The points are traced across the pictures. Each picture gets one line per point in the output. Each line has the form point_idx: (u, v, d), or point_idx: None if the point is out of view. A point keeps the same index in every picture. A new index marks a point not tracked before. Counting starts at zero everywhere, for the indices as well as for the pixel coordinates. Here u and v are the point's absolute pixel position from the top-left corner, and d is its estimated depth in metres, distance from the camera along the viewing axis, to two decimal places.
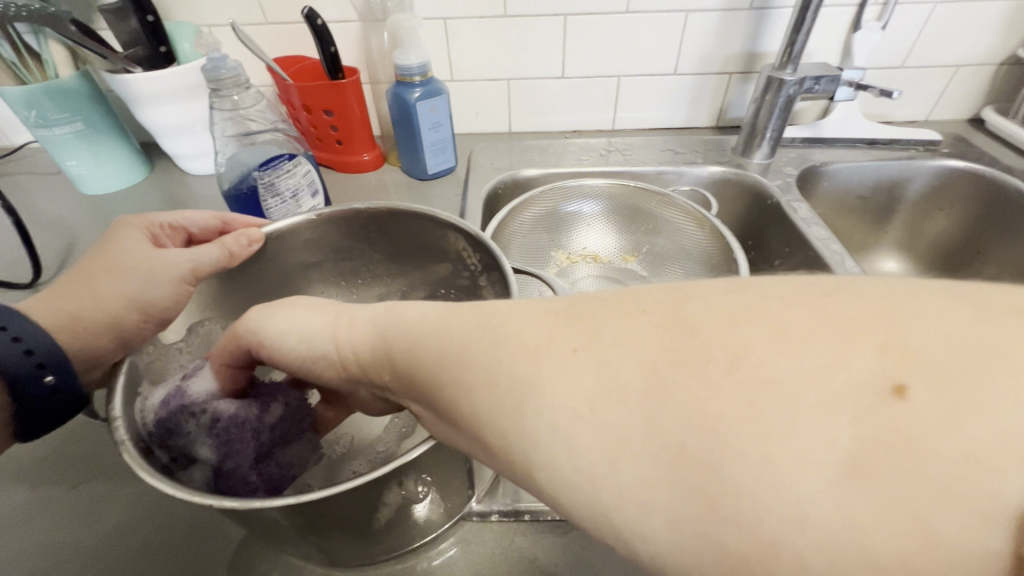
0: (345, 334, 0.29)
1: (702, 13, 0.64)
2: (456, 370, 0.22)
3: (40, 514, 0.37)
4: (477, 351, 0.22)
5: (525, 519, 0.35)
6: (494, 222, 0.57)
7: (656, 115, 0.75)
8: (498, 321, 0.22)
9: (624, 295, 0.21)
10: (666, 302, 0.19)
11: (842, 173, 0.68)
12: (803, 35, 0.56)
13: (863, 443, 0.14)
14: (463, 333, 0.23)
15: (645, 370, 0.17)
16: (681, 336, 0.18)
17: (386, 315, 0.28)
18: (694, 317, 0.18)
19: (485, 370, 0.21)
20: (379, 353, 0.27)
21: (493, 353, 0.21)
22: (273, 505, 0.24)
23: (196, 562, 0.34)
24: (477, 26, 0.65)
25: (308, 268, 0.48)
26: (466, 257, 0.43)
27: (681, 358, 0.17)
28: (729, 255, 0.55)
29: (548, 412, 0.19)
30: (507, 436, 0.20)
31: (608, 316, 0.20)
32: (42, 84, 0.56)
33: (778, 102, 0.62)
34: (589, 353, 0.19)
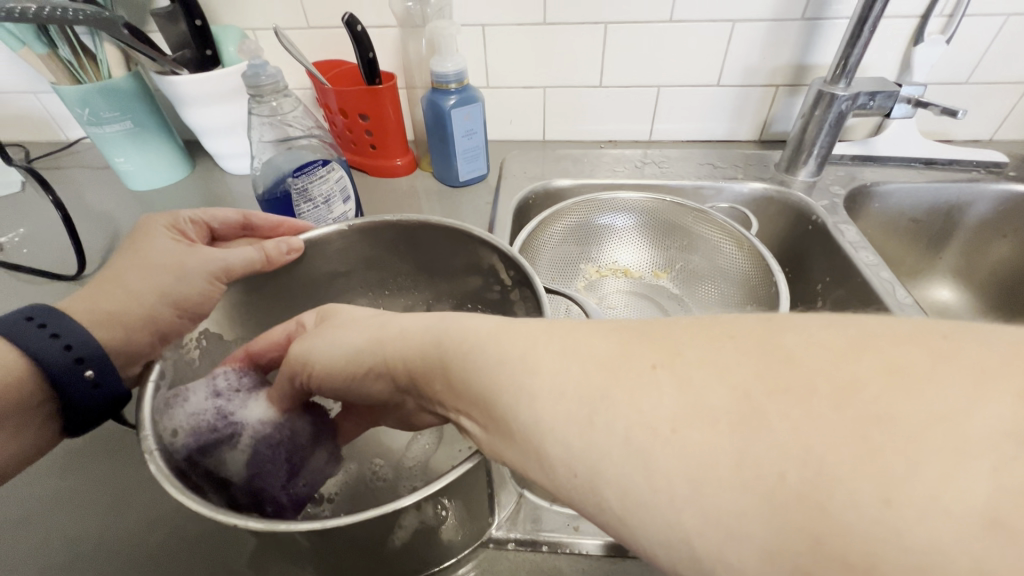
0: (390, 342, 0.29)
1: (749, 23, 0.61)
2: (518, 376, 0.21)
3: (76, 504, 0.38)
4: (541, 357, 0.21)
5: (543, 550, 0.34)
6: (523, 233, 0.56)
7: (695, 128, 0.72)
8: (571, 331, 0.22)
9: (698, 320, 0.20)
10: (769, 329, 0.18)
11: (894, 193, 0.64)
12: (860, 48, 0.53)
13: (1005, 493, 0.13)
14: (525, 341, 0.22)
15: (747, 393, 0.16)
16: (778, 363, 0.17)
17: (434, 323, 0.27)
18: (798, 346, 0.17)
19: (552, 376, 0.20)
20: (427, 365, 0.27)
21: (560, 362, 0.20)
22: (298, 527, 0.24)
23: (216, 568, 0.35)
24: (516, 33, 0.64)
25: (336, 278, 0.48)
26: (497, 272, 0.43)
27: (783, 386, 0.16)
28: (769, 277, 0.53)
29: (628, 427, 0.18)
30: (572, 450, 0.19)
31: (690, 336, 0.19)
32: (95, 85, 0.58)
33: (827, 118, 0.59)
34: (670, 369, 0.18)
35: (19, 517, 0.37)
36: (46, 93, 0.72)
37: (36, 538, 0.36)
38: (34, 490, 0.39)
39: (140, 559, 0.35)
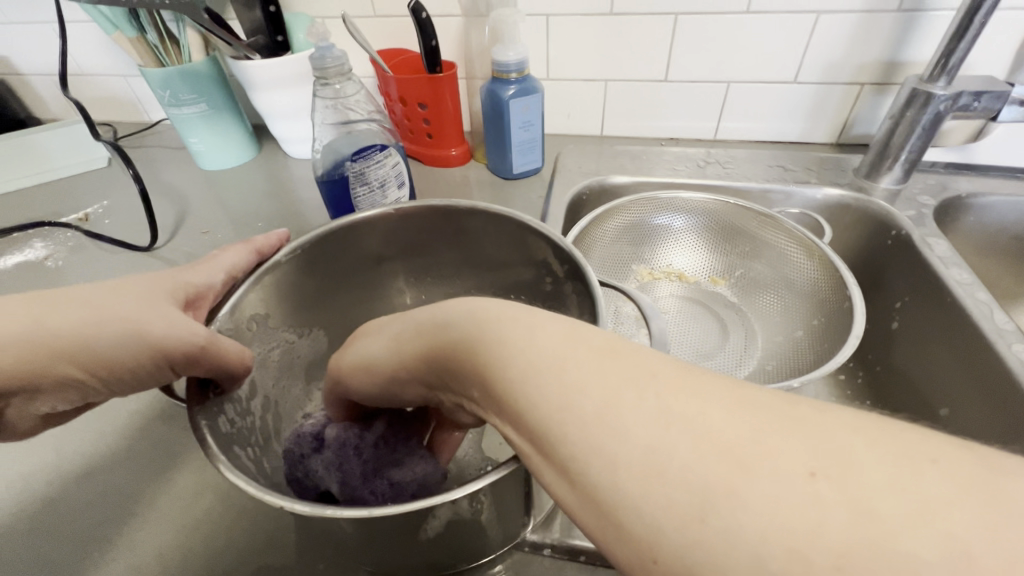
0: (458, 338, 0.27)
1: (837, 14, 0.57)
2: (620, 420, 0.19)
3: (143, 462, 0.41)
4: (655, 411, 0.19)
5: (581, 561, 0.33)
6: (575, 229, 0.54)
7: (766, 127, 0.68)
8: (696, 390, 0.19)
9: (864, 425, 0.18)
10: (958, 468, 0.16)
11: (993, 207, 0.58)
12: (967, 43, 0.48)
13: None
14: (637, 383, 0.20)
15: (936, 540, 0.14)
16: (968, 517, 0.15)
17: (516, 325, 0.25)
18: (1011, 503, 0.15)
19: (671, 436, 0.18)
20: (494, 372, 0.24)
21: (685, 425, 0.18)
22: (344, 513, 0.24)
23: (259, 537, 0.36)
24: (581, 24, 0.63)
25: (385, 262, 0.49)
26: (547, 264, 0.42)
27: (994, 547, 0.14)
28: (842, 291, 0.48)
29: (763, 537, 0.16)
30: (663, 532, 0.17)
31: (869, 448, 0.17)
32: (176, 67, 0.61)
33: (920, 120, 0.53)
34: (834, 484, 0.16)
35: (94, 470, 0.41)
36: (134, 76, 0.77)
37: (107, 490, 0.39)
38: (107, 445, 0.42)
39: (192, 521, 0.37)
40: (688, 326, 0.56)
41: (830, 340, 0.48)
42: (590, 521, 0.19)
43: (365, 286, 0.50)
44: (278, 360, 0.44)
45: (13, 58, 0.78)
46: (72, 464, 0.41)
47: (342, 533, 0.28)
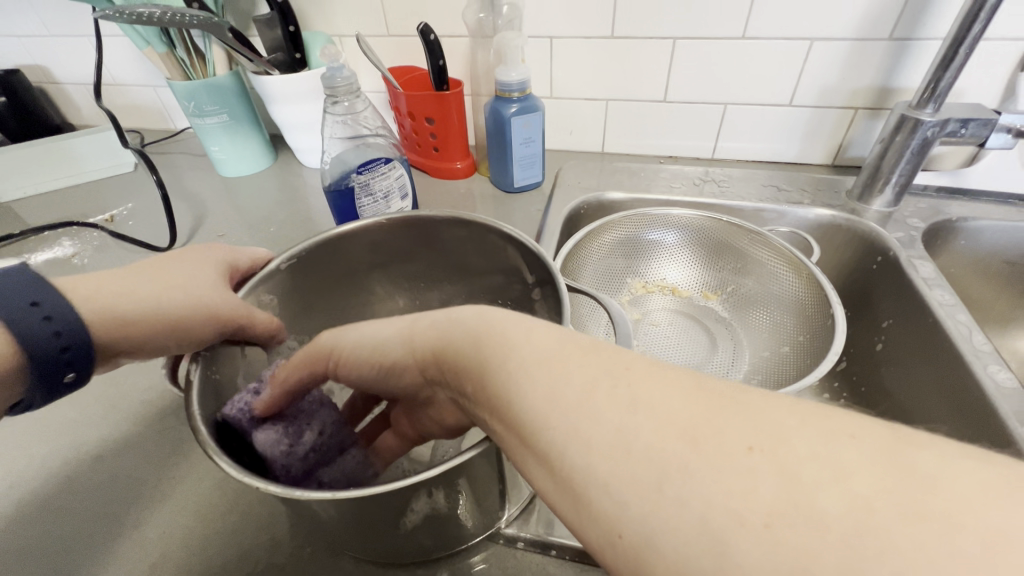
0: (446, 333, 0.29)
1: (830, 41, 0.59)
2: (584, 406, 0.21)
3: (156, 447, 0.44)
4: (614, 398, 0.21)
5: (551, 554, 0.35)
6: (563, 250, 0.56)
7: (762, 148, 0.70)
8: (649, 377, 0.21)
9: (799, 406, 0.19)
10: (881, 442, 0.17)
11: (983, 232, 0.59)
12: (953, 71, 0.49)
13: None
14: (600, 371, 0.22)
15: (856, 505, 0.16)
16: (884, 479, 0.16)
17: (497, 323, 0.27)
18: (920, 465, 0.17)
19: (625, 416, 0.20)
20: (478, 366, 0.26)
21: (641, 408, 0.20)
22: (311, 497, 0.26)
23: (255, 521, 0.38)
24: (584, 46, 0.65)
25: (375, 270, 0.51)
26: (522, 271, 0.44)
27: (905, 508, 0.16)
28: (825, 308, 0.50)
29: (710, 504, 0.17)
30: (623, 507, 0.18)
31: (801, 425, 0.18)
32: (201, 80, 0.65)
33: (910, 145, 0.55)
34: (770, 456, 0.17)
35: (112, 453, 0.44)
36: (161, 87, 0.82)
37: (123, 472, 0.43)
38: (124, 431, 0.45)
39: (197, 503, 0.40)
40: (677, 339, 0.57)
41: (811, 355, 0.49)
42: (560, 504, 0.21)
43: (366, 292, 0.52)
44: None
45: (52, 68, 0.84)
46: (91, 447, 0.44)
47: (323, 519, 0.29)
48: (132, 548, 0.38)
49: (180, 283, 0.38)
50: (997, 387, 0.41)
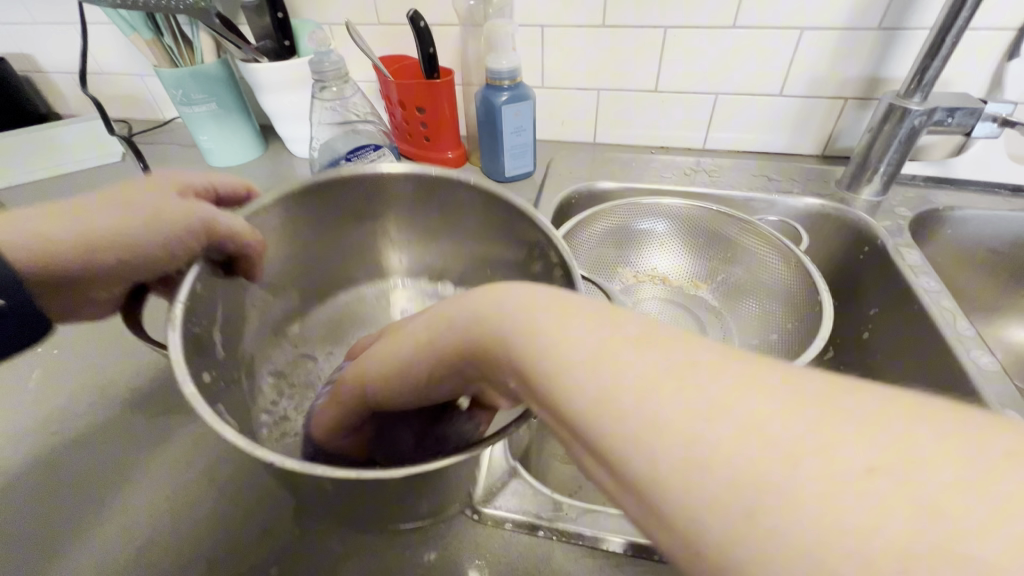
0: (481, 311, 0.24)
1: (819, 31, 0.59)
2: (630, 403, 0.17)
3: (144, 435, 0.44)
4: (700, 393, 0.16)
5: (539, 535, 0.36)
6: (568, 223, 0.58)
7: (753, 138, 0.70)
8: (746, 369, 0.17)
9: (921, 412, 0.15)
10: None
11: (969, 221, 0.60)
12: (940, 61, 0.50)
13: None
14: (681, 361, 0.18)
15: None
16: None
17: (543, 300, 0.22)
18: None
19: (714, 417, 0.16)
20: (501, 352, 0.22)
21: (714, 408, 0.16)
22: (332, 473, 0.26)
23: (243, 507, 0.38)
24: (575, 35, 0.65)
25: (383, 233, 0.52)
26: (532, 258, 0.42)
27: None
28: (813, 296, 0.51)
29: (807, 534, 0.13)
30: (702, 528, 0.15)
31: (945, 436, 0.14)
32: (188, 68, 0.65)
33: (897, 134, 0.55)
34: (883, 473, 0.14)
35: (99, 440, 0.44)
36: (148, 75, 0.81)
37: (111, 459, 0.42)
38: (111, 419, 0.45)
39: (185, 490, 0.40)
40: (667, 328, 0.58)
41: (799, 343, 0.50)
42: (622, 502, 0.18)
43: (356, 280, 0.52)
44: (269, 348, 0.47)
45: (37, 57, 0.82)
46: (78, 435, 0.44)
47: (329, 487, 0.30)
48: (120, 534, 0.37)
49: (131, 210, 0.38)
50: (978, 372, 0.41)
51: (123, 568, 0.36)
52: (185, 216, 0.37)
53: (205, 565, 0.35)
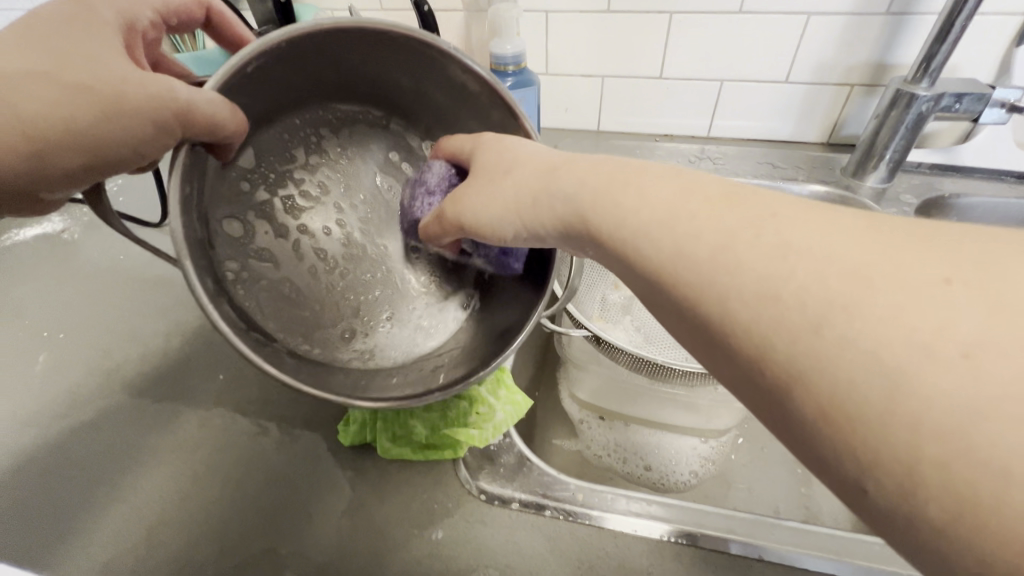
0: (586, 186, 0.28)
1: (827, 16, 0.58)
2: (744, 255, 0.21)
3: (153, 417, 0.44)
4: (800, 239, 0.20)
5: (546, 515, 0.36)
6: None
7: (759, 126, 0.69)
8: (836, 218, 0.21)
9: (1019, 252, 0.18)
10: None
11: (975, 208, 0.59)
12: (949, 45, 0.49)
13: None
14: (787, 218, 0.21)
15: None
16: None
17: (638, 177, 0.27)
18: None
19: (814, 254, 0.20)
20: (619, 229, 0.25)
21: (826, 253, 0.20)
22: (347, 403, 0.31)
23: (253, 488, 0.39)
24: (580, 21, 0.65)
25: (388, 74, 0.36)
26: None
27: None
28: None
29: (912, 338, 0.17)
30: (772, 344, 0.20)
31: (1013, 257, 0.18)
32: (190, 54, 0.64)
33: (904, 120, 0.55)
34: (971, 286, 0.17)
35: (109, 423, 0.44)
36: None
37: (121, 441, 0.43)
38: (119, 403, 0.45)
39: (195, 469, 0.40)
40: None
41: None
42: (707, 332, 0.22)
43: None
44: None
45: None
46: (88, 418, 0.44)
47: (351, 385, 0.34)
48: (133, 514, 0.38)
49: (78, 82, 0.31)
50: None
51: (137, 545, 0.36)
52: (150, 109, 0.31)
53: (218, 543, 0.36)
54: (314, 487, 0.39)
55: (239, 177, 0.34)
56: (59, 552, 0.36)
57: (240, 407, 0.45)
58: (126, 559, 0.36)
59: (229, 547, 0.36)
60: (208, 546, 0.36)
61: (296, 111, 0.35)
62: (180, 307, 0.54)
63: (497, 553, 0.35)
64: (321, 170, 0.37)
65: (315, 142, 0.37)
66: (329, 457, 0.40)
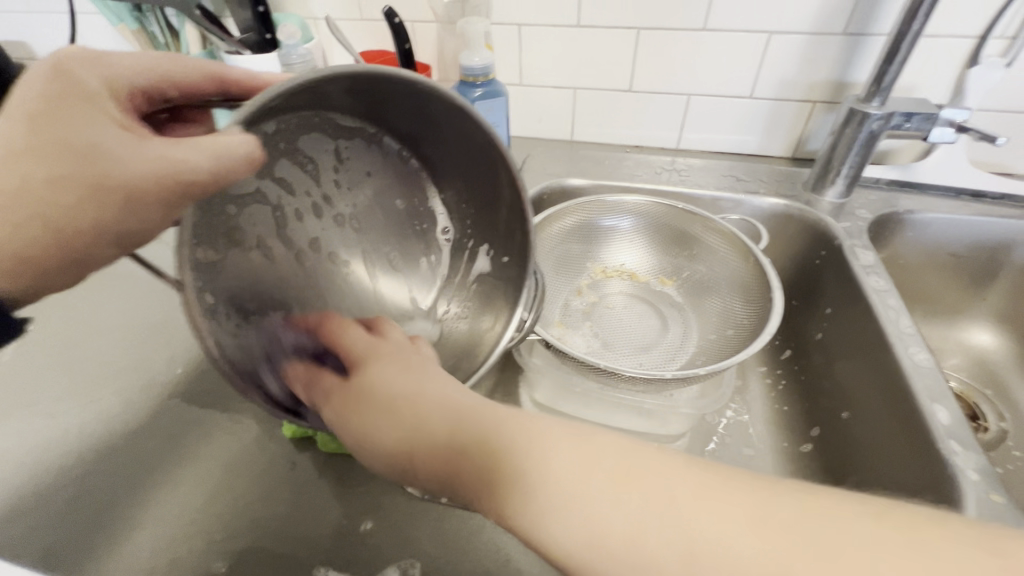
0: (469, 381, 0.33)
1: (788, 35, 0.60)
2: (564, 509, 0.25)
3: (109, 407, 0.46)
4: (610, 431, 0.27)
5: (473, 509, 0.38)
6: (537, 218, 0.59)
7: (727, 139, 0.71)
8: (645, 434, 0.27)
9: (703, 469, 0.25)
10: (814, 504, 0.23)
11: (930, 225, 0.61)
12: (897, 65, 0.51)
13: None
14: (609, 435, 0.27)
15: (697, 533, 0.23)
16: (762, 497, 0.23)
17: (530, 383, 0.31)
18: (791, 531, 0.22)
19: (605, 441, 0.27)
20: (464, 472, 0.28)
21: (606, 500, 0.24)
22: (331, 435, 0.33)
23: (200, 476, 0.40)
24: (551, 34, 0.67)
25: (394, 100, 0.35)
26: (496, 249, 0.44)
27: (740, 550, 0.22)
28: (767, 293, 0.53)
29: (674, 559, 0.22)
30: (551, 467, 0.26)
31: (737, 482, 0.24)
32: None
33: (858, 137, 0.56)
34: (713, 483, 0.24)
35: (67, 413, 0.45)
36: None
37: (75, 430, 0.44)
38: (79, 393, 0.47)
39: (147, 457, 0.42)
40: (630, 321, 0.59)
41: (752, 336, 0.52)
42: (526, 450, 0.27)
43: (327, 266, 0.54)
44: None
45: (31, 43, 0.84)
46: (48, 407, 0.46)
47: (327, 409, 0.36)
48: (81, 500, 0.39)
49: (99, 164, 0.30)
50: (915, 367, 0.43)
51: (82, 527, 0.38)
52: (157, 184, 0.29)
53: (161, 530, 0.37)
54: (259, 478, 0.40)
55: (230, 204, 0.32)
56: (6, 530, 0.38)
57: (195, 401, 0.46)
58: (66, 541, 0.37)
59: (170, 533, 0.37)
60: (150, 533, 0.37)
61: (284, 127, 0.33)
62: (150, 305, 0.56)
63: (425, 546, 0.36)
64: (309, 189, 0.36)
65: (308, 164, 0.36)
66: (274, 450, 0.42)
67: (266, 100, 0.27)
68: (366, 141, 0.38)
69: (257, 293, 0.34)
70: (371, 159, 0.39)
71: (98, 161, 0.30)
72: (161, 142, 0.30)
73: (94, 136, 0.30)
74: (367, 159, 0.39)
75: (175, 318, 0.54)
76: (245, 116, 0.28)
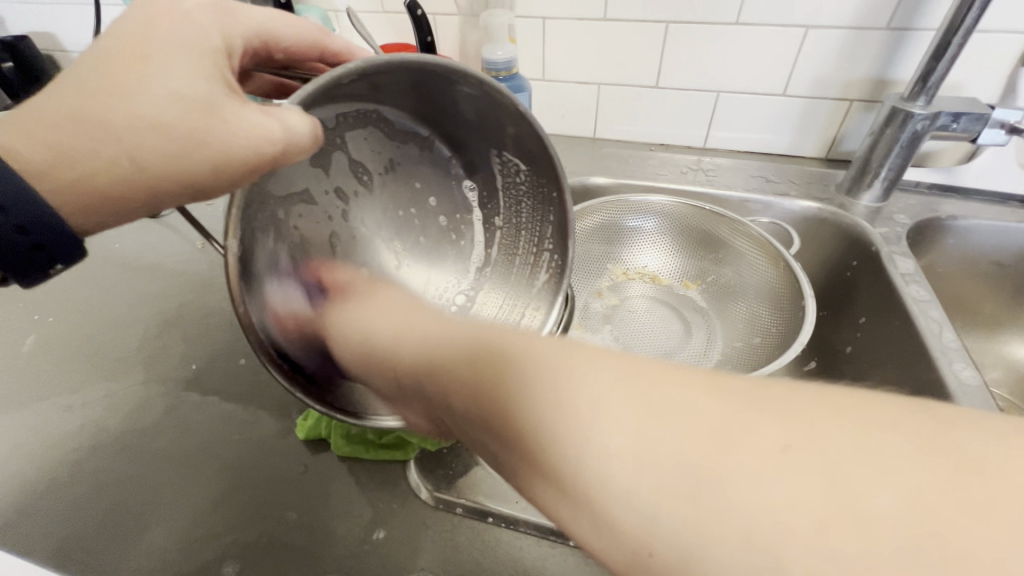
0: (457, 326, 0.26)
1: (827, 29, 0.57)
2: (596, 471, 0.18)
3: (125, 400, 0.46)
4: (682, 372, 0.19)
5: (488, 522, 0.36)
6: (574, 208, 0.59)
7: (756, 138, 0.68)
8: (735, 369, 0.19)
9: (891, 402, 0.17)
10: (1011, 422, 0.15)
11: (974, 231, 0.58)
12: (946, 63, 0.48)
13: None
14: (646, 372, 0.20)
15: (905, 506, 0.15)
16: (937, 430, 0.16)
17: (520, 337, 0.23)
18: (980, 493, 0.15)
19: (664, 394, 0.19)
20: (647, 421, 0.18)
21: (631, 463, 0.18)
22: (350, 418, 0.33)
23: (210, 474, 0.40)
24: (576, 27, 0.65)
25: (453, 103, 0.37)
26: (537, 258, 0.44)
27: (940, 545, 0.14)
28: (799, 301, 0.51)
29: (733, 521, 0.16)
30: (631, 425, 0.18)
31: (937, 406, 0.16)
32: None
33: (899, 138, 0.53)
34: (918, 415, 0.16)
35: (83, 406, 0.45)
36: None
37: (89, 423, 0.44)
38: (94, 385, 0.47)
39: (158, 454, 0.41)
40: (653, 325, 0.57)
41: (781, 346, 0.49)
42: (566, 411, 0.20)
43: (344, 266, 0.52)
44: None
45: (58, 34, 0.85)
46: (64, 399, 0.46)
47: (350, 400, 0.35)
48: (93, 495, 0.39)
49: (166, 114, 0.29)
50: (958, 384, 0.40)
51: (92, 522, 0.37)
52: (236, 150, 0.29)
53: (170, 529, 0.37)
54: (269, 479, 0.40)
55: (280, 202, 0.33)
56: (21, 522, 0.38)
57: (210, 396, 0.46)
58: (77, 539, 0.37)
59: (179, 533, 0.37)
60: (159, 532, 0.37)
61: (342, 122, 0.35)
62: (167, 297, 0.56)
63: (434, 558, 0.35)
64: (361, 195, 0.39)
65: (364, 175, 0.39)
66: (288, 449, 0.41)
67: (334, 78, 0.29)
68: (420, 146, 0.40)
69: (291, 294, 0.34)
70: (426, 167, 0.41)
71: (185, 104, 0.29)
72: (247, 106, 0.30)
73: (156, 67, 0.29)
74: (416, 162, 0.41)
75: (192, 312, 0.54)
76: (303, 98, 0.28)
